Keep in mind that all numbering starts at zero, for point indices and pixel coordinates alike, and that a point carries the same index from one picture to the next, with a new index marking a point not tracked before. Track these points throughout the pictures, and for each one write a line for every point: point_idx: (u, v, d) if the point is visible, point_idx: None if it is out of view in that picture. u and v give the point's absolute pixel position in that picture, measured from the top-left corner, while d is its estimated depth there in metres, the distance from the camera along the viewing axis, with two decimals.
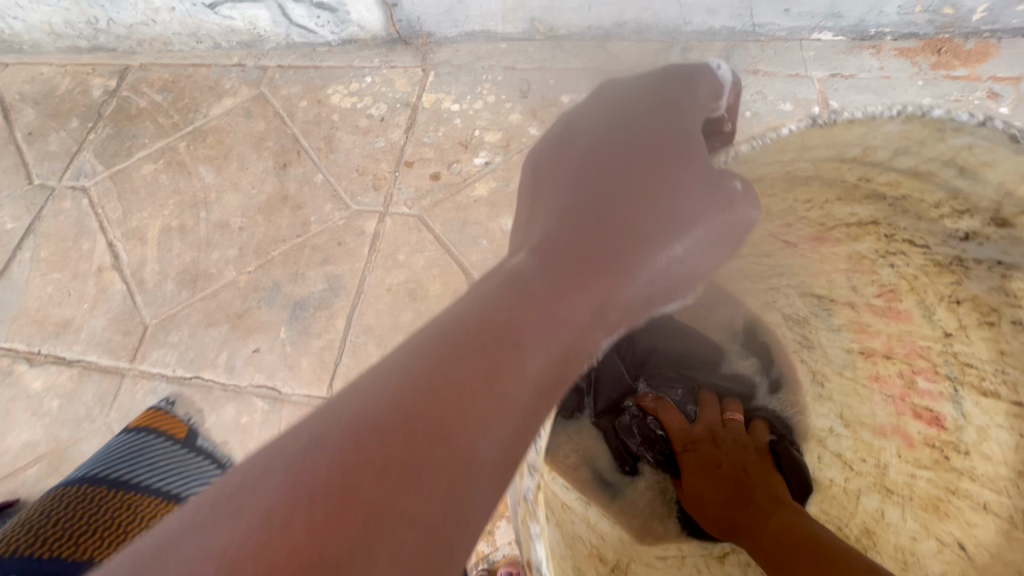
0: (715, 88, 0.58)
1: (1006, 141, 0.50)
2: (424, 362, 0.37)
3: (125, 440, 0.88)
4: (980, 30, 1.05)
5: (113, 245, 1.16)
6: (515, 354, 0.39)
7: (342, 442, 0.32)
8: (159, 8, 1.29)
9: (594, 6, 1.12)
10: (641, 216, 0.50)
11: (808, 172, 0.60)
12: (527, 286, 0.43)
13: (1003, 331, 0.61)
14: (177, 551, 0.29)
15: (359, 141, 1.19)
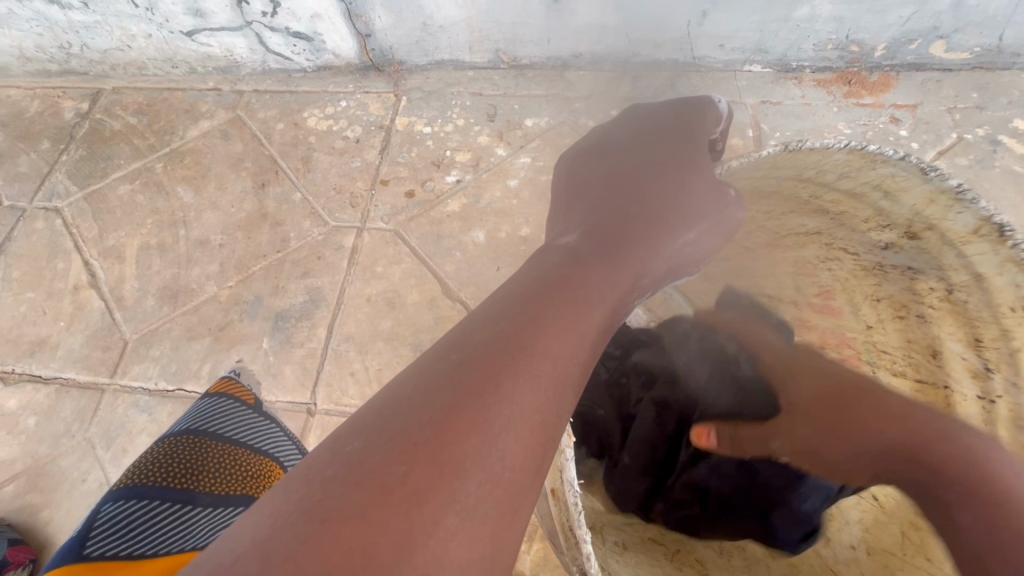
0: (716, 117, 0.71)
1: (918, 173, 0.56)
2: (524, 300, 0.48)
3: (212, 400, 0.87)
4: (882, 65, 1.21)
5: (89, 264, 1.18)
6: (588, 299, 0.50)
7: (476, 353, 0.42)
8: (135, 35, 1.33)
9: (552, 39, 1.24)
10: (665, 203, 0.63)
11: (771, 187, 0.68)
12: (586, 253, 0.56)
13: (910, 323, 0.70)
14: (375, 429, 0.38)
15: (336, 161, 1.25)
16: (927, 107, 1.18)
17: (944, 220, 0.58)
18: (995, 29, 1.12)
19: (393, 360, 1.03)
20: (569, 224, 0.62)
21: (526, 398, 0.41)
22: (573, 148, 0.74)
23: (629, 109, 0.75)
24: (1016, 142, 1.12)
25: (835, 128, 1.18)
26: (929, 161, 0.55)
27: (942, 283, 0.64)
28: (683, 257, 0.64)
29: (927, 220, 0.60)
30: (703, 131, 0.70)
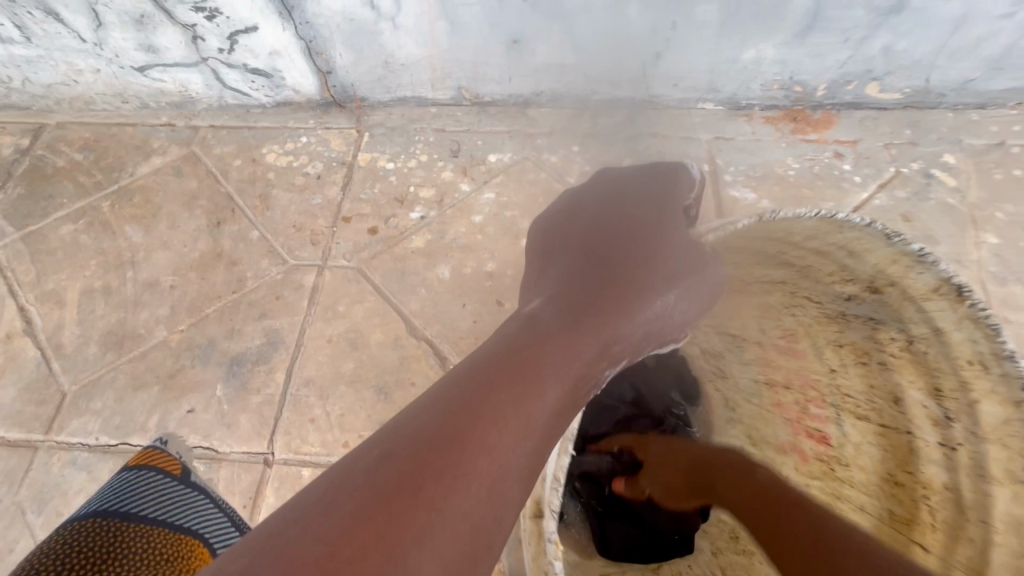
0: (684, 198, 0.76)
1: (882, 238, 0.60)
2: (471, 388, 0.49)
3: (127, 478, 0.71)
4: (824, 103, 1.29)
5: (25, 309, 1.11)
6: (538, 386, 0.51)
7: (411, 450, 0.45)
8: (82, 70, 1.29)
9: (513, 78, 1.27)
10: (631, 273, 0.67)
11: (740, 246, 0.70)
12: (541, 329, 0.57)
13: (872, 369, 0.72)
14: (299, 526, 0.41)
15: (296, 198, 1.23)
16: (866, 143, 1.25)
17: (905, 277, 0.62)
18: (922, 73, 1.21)
19: (355, 404, 0.99)
20: (540, 292, 0.66)
21: (467, 487, 0.43)
22: (549, 210, 0.79)
23: (604, 171, 0.82)
24: (947, 176, 1.20)
25: (785, 162, 1.24)
26: (892, 227, 0.60)
27: (902, 333, 0.65)
28: (657, 327, 0.65)
29: (889, 276, 0.63)
30: (678, 199, 0.75)
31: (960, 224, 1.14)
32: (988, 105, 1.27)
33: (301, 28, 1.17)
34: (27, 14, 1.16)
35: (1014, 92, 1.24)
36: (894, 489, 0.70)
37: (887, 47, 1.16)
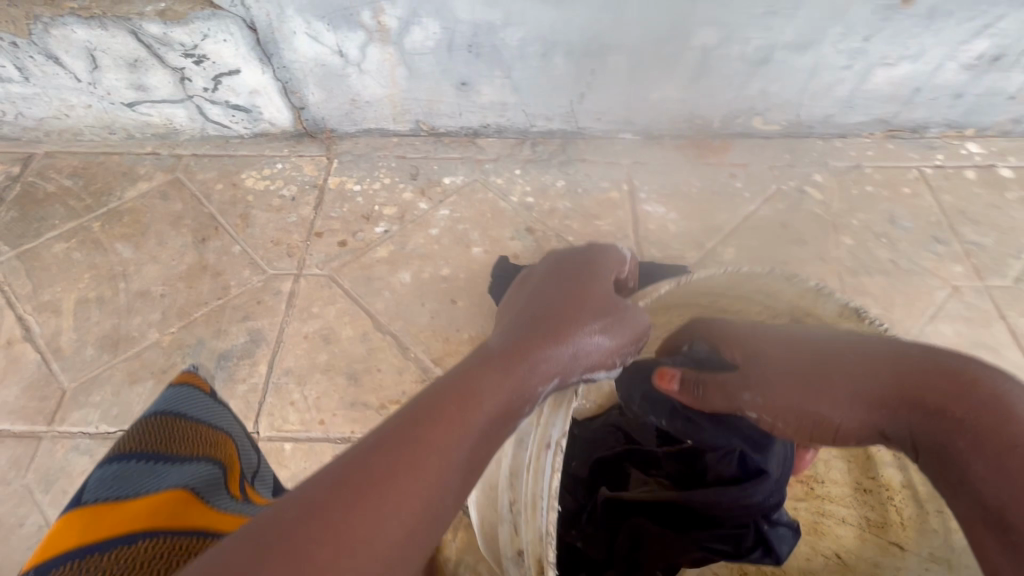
0: (622, 256, 0.84)
1: (784, 278, 0.86)
2: (423, 406, 0.60)
3: (154, 414, 0.64)
4: (720, 134, 1.56)
5: (23, 318, 1.23)
6: (475, 404, 0.61)
7: (373, 451, 0.55)
8: (74, 105, 1.43)
9: (463, 113, 1.49)
10: (566, 299, 0.74)
11: (687, 301, 0.93)
12: (484, 357, 0.67)
13: None
14: (285, 508, 0.51)
15: (273, 217, 1.40)
16: (754, 166, 1.53)
17: (817, 306, 0.88)
18: (794, 110, 1.50)
19: (330, 388, 1.15)
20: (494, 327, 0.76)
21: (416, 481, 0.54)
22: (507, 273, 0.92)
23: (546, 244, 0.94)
24: (816, 192, 1.49)
25: (689, 181, 1.50)
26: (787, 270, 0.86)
27: None
28: (596, 354, 0.71)
29: (804, 308, 0.89)
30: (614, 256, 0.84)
31: (824, 229, 1.42)
32: (847, 135, 1.57)
33: (278, 71, 1.36)
34: (28, 58, 1.31)
35: (865, 124, 1.55)
36: (865, 495, 1.00)
37: (763, 90, 1.44)
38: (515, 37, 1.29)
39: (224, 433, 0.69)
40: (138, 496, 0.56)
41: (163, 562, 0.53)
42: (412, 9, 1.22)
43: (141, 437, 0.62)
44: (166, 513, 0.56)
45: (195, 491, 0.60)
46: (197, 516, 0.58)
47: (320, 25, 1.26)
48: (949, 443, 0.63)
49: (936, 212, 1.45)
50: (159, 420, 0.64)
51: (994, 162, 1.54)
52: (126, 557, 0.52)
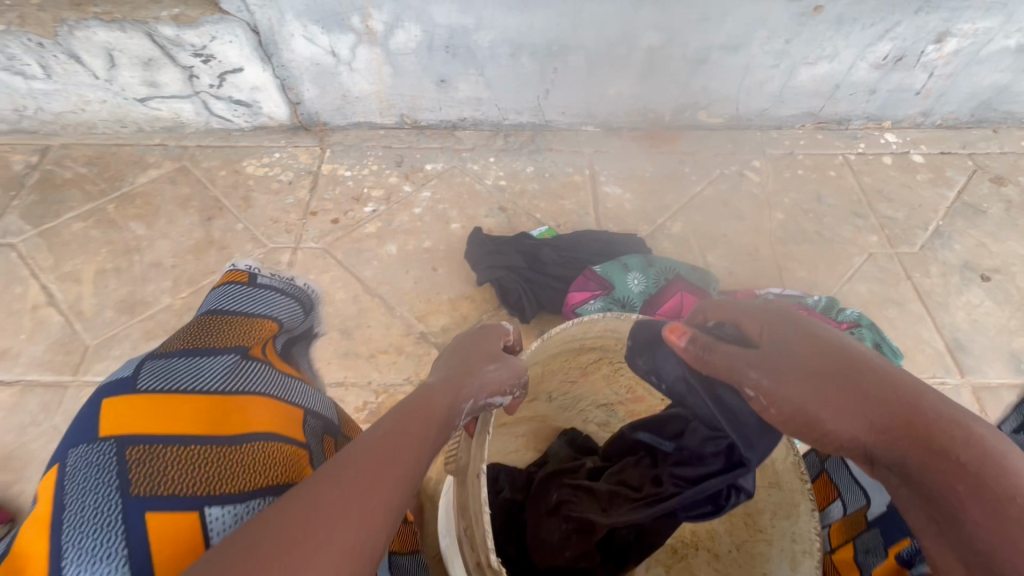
0: (505, 329, 0.84)
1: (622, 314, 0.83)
2: (355, 450, 0.56)
3: (209, 310, 0.77)
4: (672, 125, 1.77)
5: (46, 286, 1.37)
6: (405, 443, 0.58)
7: (295, 507, 0.49)
8: (90, 101, 1.59)
9: (443, 108, 1.68)
10: (484, 351, 0.77)
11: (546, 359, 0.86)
12: (418, 400, 0.65)
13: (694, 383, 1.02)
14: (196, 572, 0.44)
15: (272, 199, 1.56)
16: (701, 153, 1.73)
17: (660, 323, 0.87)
18: (733, 104, 1.71)
19: (324, 342, 1.31)
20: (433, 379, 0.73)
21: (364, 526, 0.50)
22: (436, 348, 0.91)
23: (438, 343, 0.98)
24: (754, 175, 1.70)
25: (644, 166, 1.70)
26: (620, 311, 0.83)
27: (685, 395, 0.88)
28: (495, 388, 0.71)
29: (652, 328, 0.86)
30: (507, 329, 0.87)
31: (759, 206, 1.62)
32: (782, 126, 1.79)
33: (278, 69, 1.53)
34: (52, 57, 1.46)
35: (796, 117, 1.77)
36: None
37: (704, 87, 1.65)
38: (487, 39, 1.48)
39: (270, 313, 0.80)
40: (192, 390, 0.62)
41: (223, 465, 0.58)
42: (397, 15, 1.41)
43: (195, 328, 0.73)
44: (220, 414, 0.61)
45: (240, 394, 0.64)
46: (246, 419, 0.62)
47: (315, 29, 1.43)
48: (931, 477, 0.48)
49: (857, 191, 1.67)
50: (208, 316, 0.75)
51: (908, 149, 1.77)
52: (193, 457, 0.57)
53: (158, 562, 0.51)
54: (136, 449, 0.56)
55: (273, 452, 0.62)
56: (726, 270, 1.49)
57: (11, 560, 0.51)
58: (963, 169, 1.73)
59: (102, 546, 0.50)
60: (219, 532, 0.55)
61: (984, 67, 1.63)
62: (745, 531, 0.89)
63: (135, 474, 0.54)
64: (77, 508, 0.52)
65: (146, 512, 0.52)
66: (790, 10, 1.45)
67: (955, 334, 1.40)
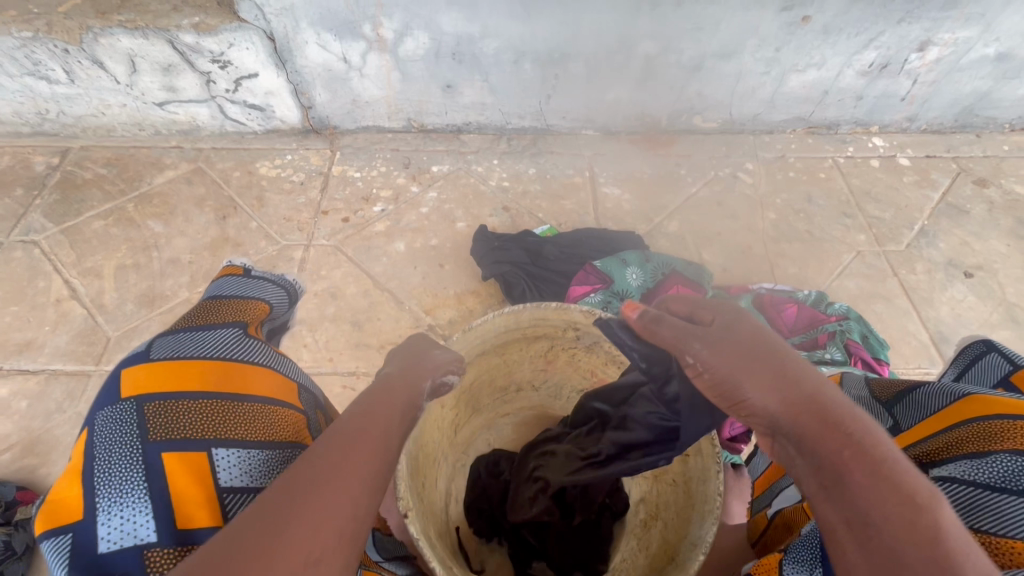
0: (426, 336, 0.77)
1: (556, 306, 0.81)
2: (334, 434, 0.53)
3: (208, 296, 0.79)
4: (668, 129, 1.84)
5: (69, 281, 1.43)
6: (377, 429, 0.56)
7: (282, 491, 0.46)
8: (111, 105, 1.65)
9: (449, 113, 1.75)
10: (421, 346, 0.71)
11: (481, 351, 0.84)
12: (383, 390, 0.62)
13: None
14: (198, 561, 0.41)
15: (285, 199, 1.63)
16: (697, 156, 1.81)
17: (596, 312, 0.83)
18: (726, 109, 1.79)
19: (336, 333, 1.37)
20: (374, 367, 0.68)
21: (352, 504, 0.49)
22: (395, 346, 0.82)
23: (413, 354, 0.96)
24: (748, 177, 1.77)
25: (641, 168, 1.77)
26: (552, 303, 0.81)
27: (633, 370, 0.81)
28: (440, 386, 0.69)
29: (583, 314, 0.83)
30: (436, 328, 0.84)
31: (752, 207, 1.69)
32: (774, 130, 1.87)
33: (291, 75, 1.60)
34: (76, 63, 1.53)
35: (787, 122, 1.84)
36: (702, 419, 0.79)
37: (699, 92, 1.72)
38: (491, 47, 1.56)
39: (259, 300, 0.82)
40: (200, 355, 0.68)
41: (228, 418, 0.64)
42: (406, 23, 1.48)
43: (194, 312, 0.76)
44: (223, 376, 0.67)
45: (243, 361, 0.70)
46: (248, 381, 0.68)
47: (328, 36, 1.50)
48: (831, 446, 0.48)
49: (846, 193, 1.74)
50: (208, 301, 0.78)
51: (895, 153, 1.84)
52: (202, 411, 0.63)
53: (173, 496, 0.57)
54: (154, 405, 0.62)
55: (274, 411, 0.68)
56: (720, 267, 1.56)
57: (48, 502, 0.57)
58: (948, 172, 1.80)
59: (126, 483, 0.57)
60: (225, 472, 0.60)
61: (966, 74, 1.71)
62: (683, 498, 0.77)
63: (153, 424, 0.60)
64: (104, 455, 0.58)
65: (162, 455, 0.59)
66: (780, 19, 1.53)
67: (939, 327, 1.47)
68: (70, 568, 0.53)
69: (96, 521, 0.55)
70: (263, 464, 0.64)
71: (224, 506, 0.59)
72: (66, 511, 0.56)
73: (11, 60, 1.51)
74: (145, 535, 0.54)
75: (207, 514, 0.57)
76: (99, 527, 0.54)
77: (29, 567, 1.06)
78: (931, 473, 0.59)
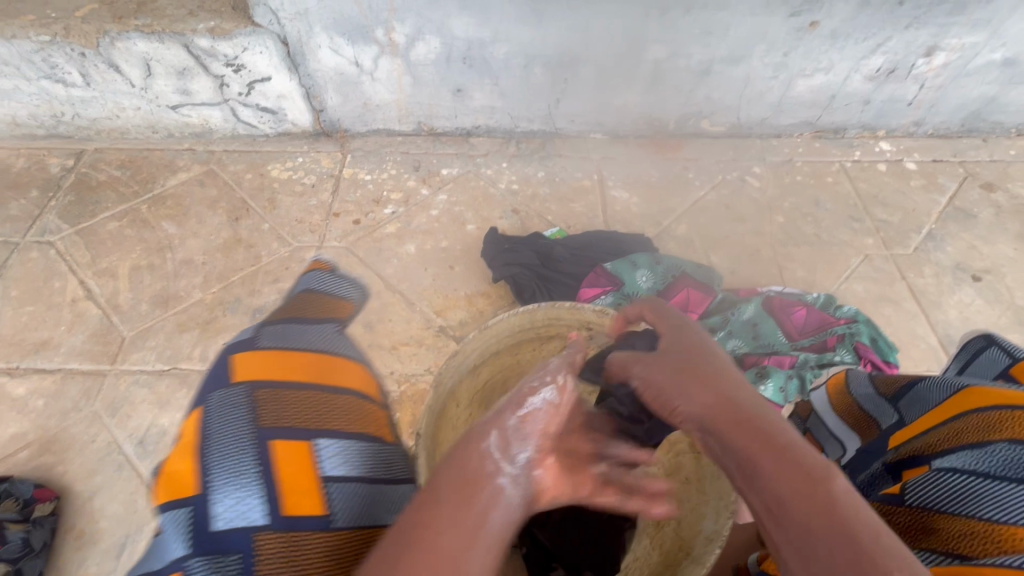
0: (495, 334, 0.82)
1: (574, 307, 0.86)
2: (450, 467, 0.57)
3: (306, 289, 0.86)
4: (676, 132, 1.85)
5: (84, 282, 1.45)
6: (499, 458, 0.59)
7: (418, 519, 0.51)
8: (125, 108, 1.67)
9: (459, 117, 1.77)
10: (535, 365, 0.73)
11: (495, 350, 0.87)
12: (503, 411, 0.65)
13: None
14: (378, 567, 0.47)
15: (297, 200, 1.64)
16: (704, 160, 1.82)
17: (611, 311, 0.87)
18: (734, 113, 1.80)
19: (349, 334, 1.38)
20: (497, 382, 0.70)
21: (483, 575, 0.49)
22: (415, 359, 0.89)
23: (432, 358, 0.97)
24: (756, 180, 1.78)
25: (650, 171, 1.78)
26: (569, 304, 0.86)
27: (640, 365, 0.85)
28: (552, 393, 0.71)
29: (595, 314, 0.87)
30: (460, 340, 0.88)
31: (760, 210, 1.70)
32: (781, 135, 1.88)
33: (304, 78, 1.62)
34: (92, 66, 1.55)
35: (794, 126, 1.85)
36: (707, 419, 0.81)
37: (707, 97, 1.74)
38: (502, 52, 1.57)
39: (347, 297, 0.89)
40: (304, 347, 0.73)
41: (331, 411, 0.68)
42: (418, 28, 1.50)
43: (296, 302, 0.83)
44: (321, 369, 0.72)
45: (339, 356, 0.75)
46: (341, 376, 0.73)
47: (341, 41, 1.52)
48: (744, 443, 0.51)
49: (853, 196, 1.75)
50: (303, 296, 0.85)
51: (902, 157, 1.85)
52: (308, 400, 0.67)
53: (283, 481, 0.60)
54: (265, 391, 0.67)
55: (367, 407, 0.73)
56: (729, 270, 1.57)
57: (167, 477, 0.62)
58: (955, 176, 1.81)
59: (241, 463, 0.60)
60: (327, 462, 0.63)
61: (972, 79, 1.72)
62: (696, 496, 0.78)
63: (263, 412, 0.64)
64: (218, 436, 0.63)
65: (271, 441, 0.62)
66: (788, 24, 1.54)
67: (948, 330, 1.48)
68: (188, 543, 0.56)
69: (213, 500, 0.58)
70: (359, 455, 0.67)
71: (326, 494, 0.61)
72: (185, 488, 0.60)
73: (29, 63, 1.53)
74: (256, 517, 0.57)
75: (311, 501, 0.60)
76: (215, 507, 0.58)
77: (47, 564, 1.07)
78: (933, 465, 0.60)
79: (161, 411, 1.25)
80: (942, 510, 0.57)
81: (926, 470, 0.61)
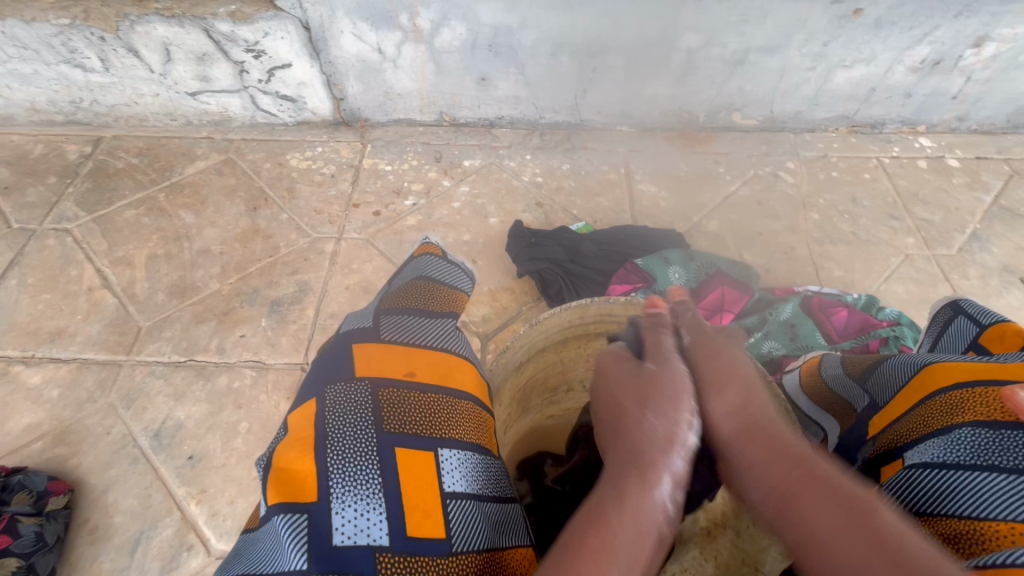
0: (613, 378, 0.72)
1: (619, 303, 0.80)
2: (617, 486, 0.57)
3: (418, 274, 0.81)
4: (706, 125, 1.78)
5: (101, 270, 1.43)
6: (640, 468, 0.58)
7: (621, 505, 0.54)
8: (144, 94, 1.64)
9: (482, 106, 1.72)
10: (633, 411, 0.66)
11: (541, 348, 0.82)
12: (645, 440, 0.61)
13: None
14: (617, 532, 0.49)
15: (316, 191, 1.60)
16: (735, 154, 1.75)
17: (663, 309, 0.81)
18: (767, 106, 1.73)
19: None
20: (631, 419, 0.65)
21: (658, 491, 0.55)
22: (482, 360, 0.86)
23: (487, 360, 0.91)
24: (789, 176, 1.71)
25: (679, 165, 1.72)
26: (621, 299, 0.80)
27: None
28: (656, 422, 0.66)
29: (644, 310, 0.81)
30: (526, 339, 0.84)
31: (794, 207, 1.63)
32: (816, 129, 1.81)
33: (325, 66, 1.58)
34: (111, 51, 1.52)
35: (830, 120, 1.78)
36: None
37: (740, 88, 1.67)
38: (530, 38, 1.51)
39: (460, 287, 0.83)
40: (424, 345, 0.70)
41: (456, 422, 0.63)
42: (444, 13, 1.45)
43: (410, 289, 0.77)
44: (439, 370, 0.68)
45: (455, 357, 0.71)
46: (458, 380, 0.68)
47: (364, 26, 1.47)
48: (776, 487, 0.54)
49: (892, 194, 1.67)
50: (419, 283, 0.79)
51: (943, 153, 1.77)
52: (435, 406, 0.63)
53: (405, 495, 0.55)
54: (388, 392, 0.63)
55: (482, 416, 0.67)
56: (762, 268, 1.50)
57: (278, 474, 0.55)
58: (999, 174, 1.72)
59: (363, 471, 0.56)
60: (451, 476, 0.59)
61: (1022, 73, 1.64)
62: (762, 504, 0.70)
63: (387, 413, 0.60)
64: (339, 435, 0.58)
65: (395, 448, 0.58)
66: (830, 12, 1.47)
67: None
68: (307, 555, 0.48)
69: (332, 509, 0.53)
70: (477, 470, 0.62)
71: (448, 513, 0.56)
72: (300, 490, 0.54)
73: (48, 47, 1.51)
74: (378, 536, 0.52)
75: (434, 522, 0.55)
76: (335, 518, 0.52)
77: (59, 559, 1.05)
78: (907, 459, 0.57)
79: (176, 404, 1.22)
80: (922, 512, 0.52)
81: (900, 465, 0.58)
